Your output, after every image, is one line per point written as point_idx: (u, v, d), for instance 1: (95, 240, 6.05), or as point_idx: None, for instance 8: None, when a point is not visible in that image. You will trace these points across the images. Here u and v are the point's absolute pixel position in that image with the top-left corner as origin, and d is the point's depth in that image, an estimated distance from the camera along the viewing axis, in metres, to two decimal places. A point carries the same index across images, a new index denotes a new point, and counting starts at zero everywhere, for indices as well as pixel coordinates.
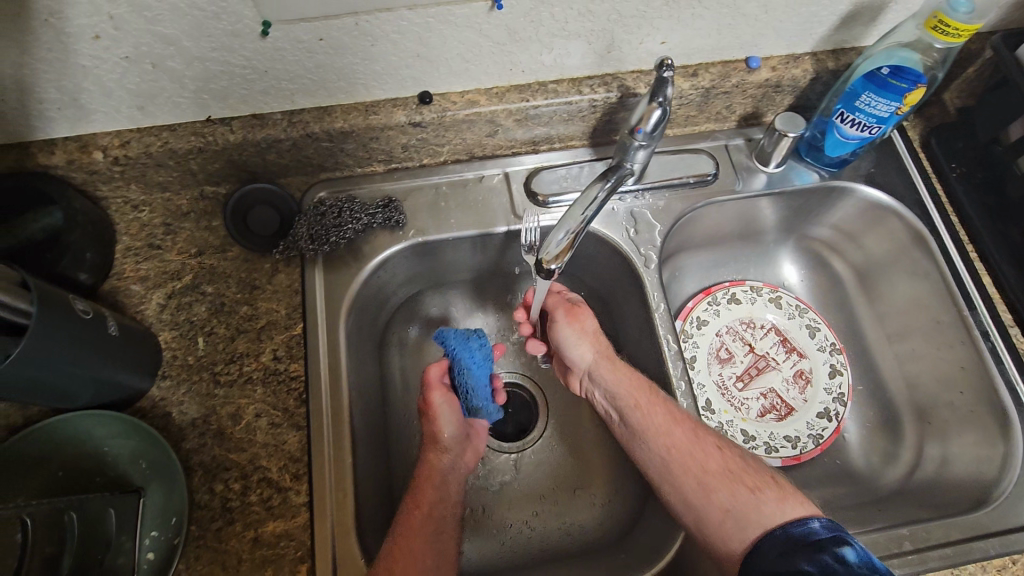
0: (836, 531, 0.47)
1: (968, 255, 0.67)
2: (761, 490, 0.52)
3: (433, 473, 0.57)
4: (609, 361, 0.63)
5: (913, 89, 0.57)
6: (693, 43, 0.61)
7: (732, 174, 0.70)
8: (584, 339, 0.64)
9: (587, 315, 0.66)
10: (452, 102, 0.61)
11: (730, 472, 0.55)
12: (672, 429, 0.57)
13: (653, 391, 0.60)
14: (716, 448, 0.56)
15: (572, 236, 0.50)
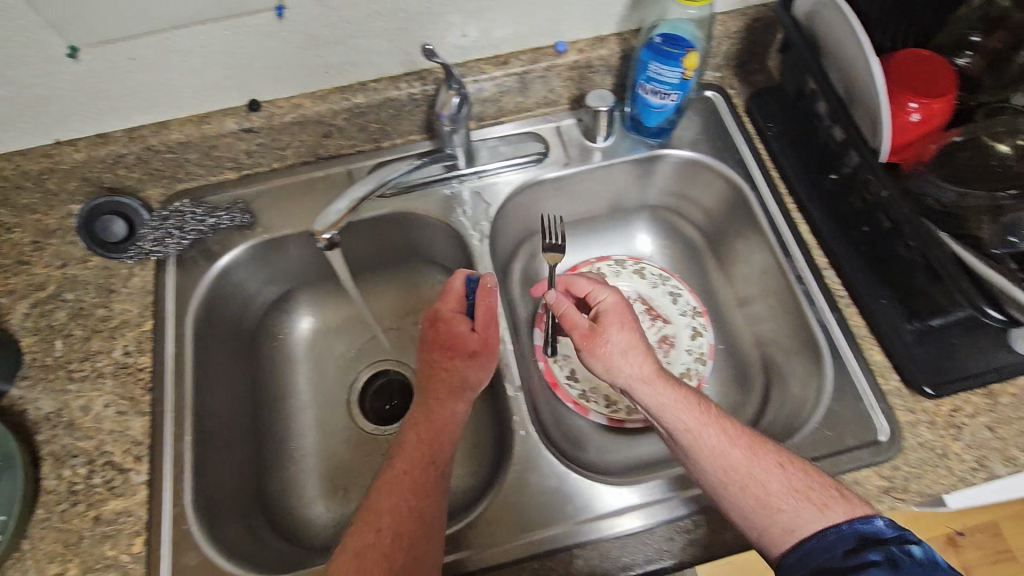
0: (902, 529, 0.46)
1: (785, 207, 0.70)
2: (829, 508, 0.49)
3: (442, 379, 0.60)
4: (649, 382, 0.58)
5: (686, 53, 0.62)
6: (494, 33, 0.66)
7: (562, 151, 0.75)
8: (629, 359, 0.59)
9: (625, 329, 0.60)
10: (279, 107, 0.67)
11: (790, 491, 0.51)
12: (727, 451, 0.53)
13: (704, 406, 0.56)
14: (779, 466, 0.52)
15: (350, 205, 0.58)
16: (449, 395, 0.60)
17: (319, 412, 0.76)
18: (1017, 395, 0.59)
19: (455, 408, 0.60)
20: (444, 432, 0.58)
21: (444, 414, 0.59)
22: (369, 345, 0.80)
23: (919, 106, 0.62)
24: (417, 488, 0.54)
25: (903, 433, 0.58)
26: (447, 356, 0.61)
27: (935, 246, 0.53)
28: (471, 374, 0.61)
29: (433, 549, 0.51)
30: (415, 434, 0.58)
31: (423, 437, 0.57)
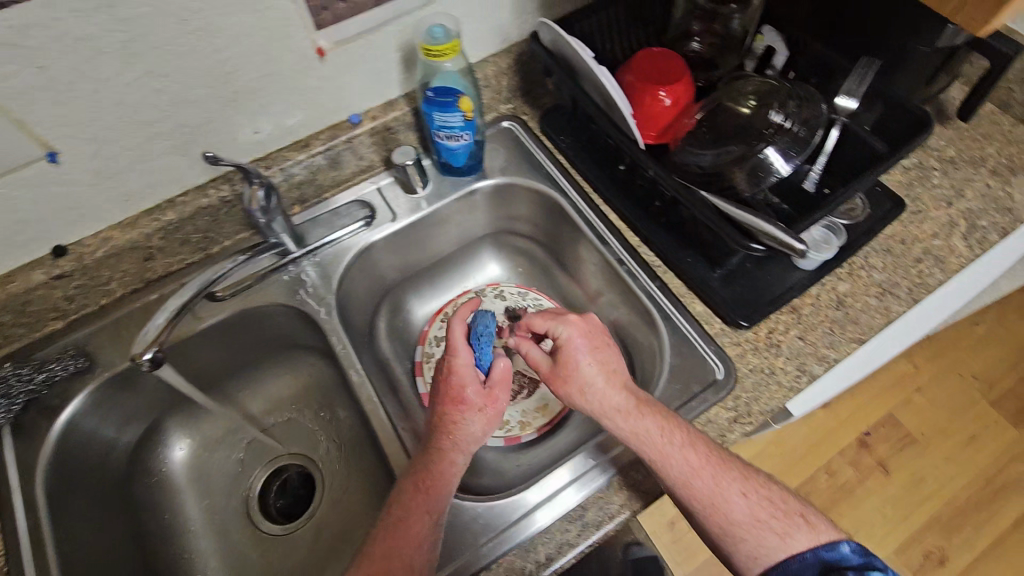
0: (866, 554, 0.53)
1: (593, 203, 0.78)
2: (791, 536, 0.55)
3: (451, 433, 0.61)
4: (624, 416, 0.59)
5: (458, 98, 0.69)
6: (285, 123, 0.70)
7: (386, 209, 0.80)
8: (599, 394, 0.61)
9: (590, 355, 0.63)
10: (87, 246, 0.66)
11: (756, 521, 0.56)
12: (693, 480, 0.56)
13: (671, 434, 0.58)
14: (741, 495, 0.57)
15: (168, 318, 0.60)
16: (460, 451, 0.60)
17: (217, 531, 0.74)
18: (814, 303, 0.71)
19: (458, 460, 0.60)
20: (445, 488, 0.58)
21: (445, 467, 0.59)
22: (252, 447, 0.80)
23: (667, 92, 0.73)
24: (419, 539, 0.55)
25: (734, 364, 0.67)
26: (450, 405, 0.62)
27: (698, 206, 0.63)
28: (476, 427, 0.61)
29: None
30: (421, 481, 0.58)
31: (415, 495, 0.57)
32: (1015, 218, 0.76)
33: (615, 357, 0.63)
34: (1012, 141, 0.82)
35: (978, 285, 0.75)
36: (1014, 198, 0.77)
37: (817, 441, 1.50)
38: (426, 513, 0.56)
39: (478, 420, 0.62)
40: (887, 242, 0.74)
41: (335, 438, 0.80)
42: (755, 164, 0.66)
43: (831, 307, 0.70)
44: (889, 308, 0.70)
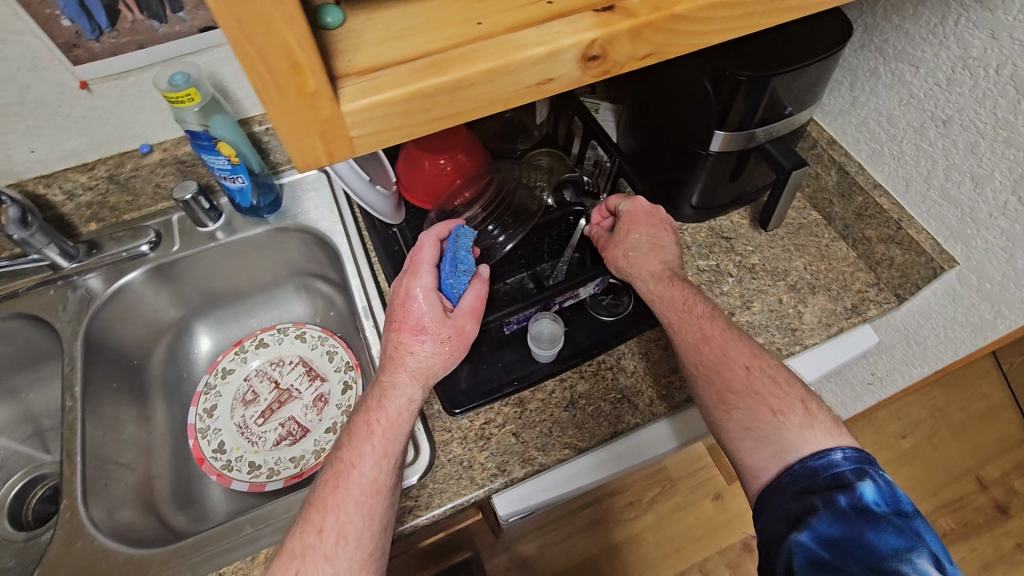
0: (861, 464, 0.49)
1: (370, 262, 0.80)
2: (785, 415, 0.54)
3: (400, 362, 0.57)
4: (667, 280, 0.63)
5: (214, 143, 0.70)
6: (64, 145, 0.73)
7: (175, 238, 0.82)
8: (641, 258, 0.64)
9: (642, 228, 0.65)
10: None
11: (753, 391, 0.57)
12: (702, 346, 0.59)
13: (692, 304, 0.62)
14: (745, 368, 0.58)
15: None
16: (407, 378, 0.57)
17: None
18: (544, 399, 0.67)
19: (411, 393, 0.57)
20: (405, 420, 0.56)
21: (398, 403, 0.56)
22: (19, 449, 0.83)
23: (447, 159, 0.74)
24: (370, 484, 0.52)
25: (436, 450, 0.64)
26: (403, 332, 0.58)
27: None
28: (427, 354, 0.57)
29: (356, 552, 0.49)
30: (366, 414, 0.56)
31: (370, 416, 0.56)
32: (796, 339, 0.71)
33: (671, 239, 0.66)
34: (826, 257, 0.76)
35: (817, 369, 0.71)
36: (804, 318, 0.72)
37: (699, 534, 1.42)
38: (380, 455, 0.54)
39: (434, 352, 0.57)
40: (647, 346, 0.71)
41: None
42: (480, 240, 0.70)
43: (560, 406, 0.66)
44: (621, 417, 0.66)
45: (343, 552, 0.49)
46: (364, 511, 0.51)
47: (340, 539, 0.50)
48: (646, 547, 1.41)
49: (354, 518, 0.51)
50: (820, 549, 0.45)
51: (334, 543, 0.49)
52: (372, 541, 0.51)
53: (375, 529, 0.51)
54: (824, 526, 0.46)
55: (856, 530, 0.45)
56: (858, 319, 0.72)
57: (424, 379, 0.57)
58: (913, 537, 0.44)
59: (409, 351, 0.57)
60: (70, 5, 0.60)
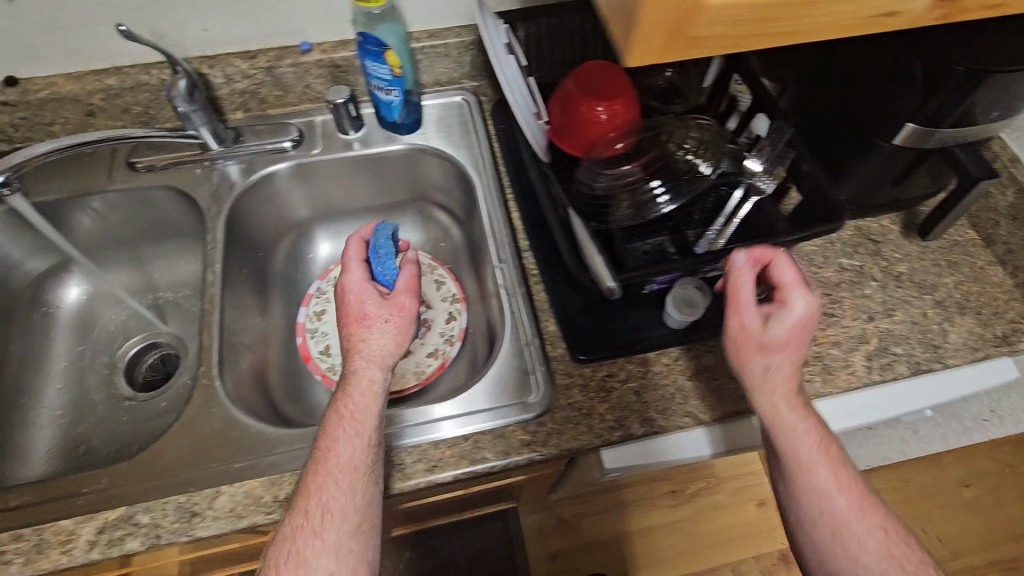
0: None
1: (503, 197, 0.77)
2: (894, 553, 0.50)
3: (356, 350, 0.58)
4: (798, 408, 0.53)
5: (384, 51, 0.69)
6: (234, 29, 0.74)
7: (316, 141, 0.82)
8: (779, 379, 0.53)
9: (783, 330, 0.53)
10: (35, 85, 0.73)
11: (886, 553, 0.50)
12: (833, 497, 0.52)
13: (830, 448, 0.53)
14: (860, 510, 0.51)
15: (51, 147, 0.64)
16: (365, 362, 0.57)
17: (74, 371, 0.81)
18: (669, 364, 0.66)
19: (373, 374, 0.57)
20: (373, 400, 0.56)
21: (361, 385, 0.56)
22: (138, 315, 0.87)
23: (604, 107, 0.70)
24: (346, 461, 0.52)
25: (556, 393, 0.64)
26: (350, 325, 0.60)
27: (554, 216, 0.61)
28: (382, 339, 0.59)
29: (344, 522, 0.50)
30: (336, 408, 0.55)
31: (342, 405, 0.55)
32: (937, 357, 0.67)
33: (789, 365, 0.53)
34: (981, 280, 0.72)
35: (866, 416, 0.66)
36: (948, 338, 0.69)
37: (736, 535, 1.41)
38: (353, 434, 0.53)
39: (384, 331, 0.59)
40: None
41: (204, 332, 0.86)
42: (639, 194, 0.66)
43: (684, 373, 0.66)
44: (745, 398, 0.65)
45: (330, 526, 0.49)
46: (349, 491, 0.51)
47: (326, 516, 0.49)
48: (682, 535, 1.41)
49: (343, 501, 0.50)
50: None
51: (319, 518, 0.49)
52: (355, 513, 0.50)
53: (362, 515, 0.50)
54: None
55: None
56: (1008, 350, 0.68)
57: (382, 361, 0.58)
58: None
59: (359, 340, 0.58)
60: None
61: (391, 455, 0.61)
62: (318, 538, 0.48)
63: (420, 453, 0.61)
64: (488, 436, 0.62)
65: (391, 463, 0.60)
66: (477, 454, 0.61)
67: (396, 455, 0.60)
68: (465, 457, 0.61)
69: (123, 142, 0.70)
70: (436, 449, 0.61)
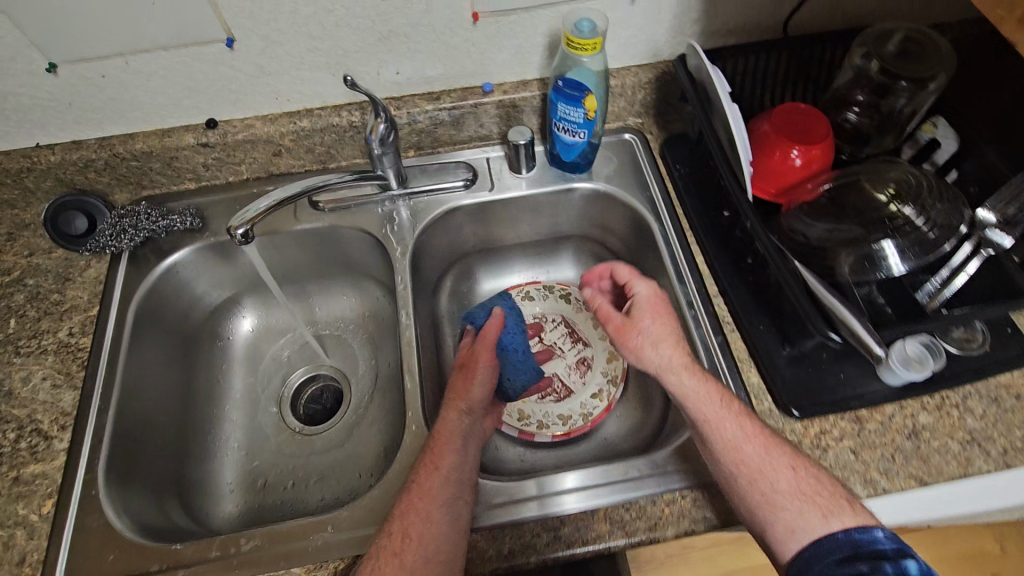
0: (901, 544, 0.48)
1: (685, 240, 0.76)
2: (833, 515, 0.52)
3: (456, 400, 0.67)
4: (690, 370, 0.61)
5: (584, 95, 0.69)
6: (425, 72, 0.75)
7: (489, 180, 0.82)
8: (660, 347, 0.64)
9: (651, 321, 0.66)
10: (232, 126, 0.75)
11: (800, 494, 0.53)
12: (741, 445, 0.56)
13: (727, 401, 0.59)
14: (790, 469, 0.55)
15: (273, 202, 0.63)
16: (456, 411, 0.65)
17: (248, 403, 0.83)
18: (883, 422, 0.63)
19: (459, 420, 0.64)
20: (458, 440, 0.62)
21: (450, 429, 0.63)
22: (303, 348, 0.88)
23: (800, 152, 0.69)
24: (431, 488, 0.57)
25: None
26: (457, 380, 0.70)
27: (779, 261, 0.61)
28: (479, 389, 0.69)
29: (443, 546, 0.54)
30: (429, 448, 0.62)
31: (436, 450, 0.61)
32: None
33: (673, 327, 0.66)
34: None
35: None
36: None
37: None
38: (434, 467, 0.59)
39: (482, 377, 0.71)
40: (996, 391, 0.64)
41: (368, 366, 0.87)
42: (868, 255, 0.62)
43: (901, 433, 0.62)
44: (970, 460, 0.61)
45: (412, 548, 0.54)
46: (431, 519, 0.55)
47: (424, 539, 0.54)
48: None
49: (436, 530, 0.55)
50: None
51: (409, 542, 0.54)
52: (432, 540, 0.54)
53: (451, 544, 0.55)
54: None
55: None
56: None
57: (465, 409, 0.66)
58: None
59: (457, 393, 0.68)
60: None
61: (609, 510, 0.59)
62: (400, 557, 0.53)
63: (638, 511, 0.59)
64: (707, 494, 0.60)
65: (610, 520, 0.59)
66: (696, 514, 0.59)
67: (614, 512, 0.59)
68: (684, 516, 0.59)
69: (320, 188, 0.68)
70: (655, 507, 0.59)
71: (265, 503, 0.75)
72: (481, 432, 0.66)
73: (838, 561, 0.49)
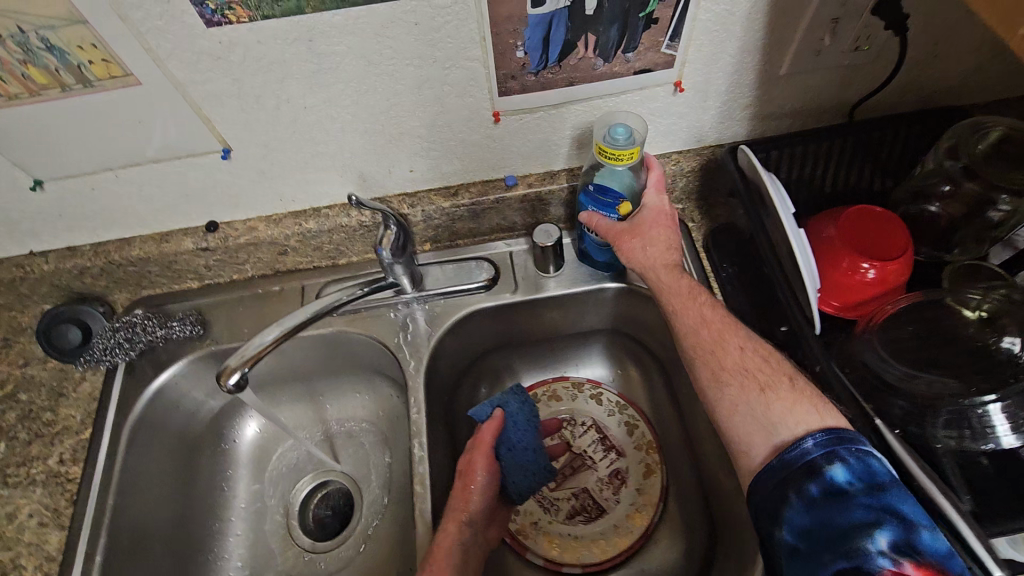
0: (832, 447, 0.46)
1: None
2: (772, 390, 0.51)
3: (455, 513, 0.60)
4: (669, 270, 0.60)
5: (618, 203, 0.63)
6: (441, 169, 0.68)
7: (513, 278, 0.75)
8: (650, 249, 0.61)
9: (655, 232, 0.61)
10: (234, 229, 0.70)
11: (741, 369, 0.54)
12: (699, 330, 0.57)
13: (692, 291, 0.59)
14: (739, 348, 0.55)
15: (280, 333, 0.57)
16: (455, 527, 0.59)
17: (252, 519, 0.76)
18: None
19: (460, 539, 0.59)
20: (455, 563, 0.57)
21: (447, 548, 0.57)
22: (310, 453, 0.81)
23: (874, 266, 0.59)
24: None
25: None
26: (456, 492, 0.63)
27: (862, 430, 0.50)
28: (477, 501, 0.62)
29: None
30: (423, 573, 0.56)
31: (431, 574, 0.55)
32: None
33: (672, 240, 0.62)
34: None
35: None
36: None
37: None
38: None
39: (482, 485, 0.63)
40: None
41: (380, 473, 0.79)
42: (966, 419, 0.51)
43: None
44: None
45: None
46: None
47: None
48: None
49: None
50: (796, 542, 0.44)
51: None
52: None
53: None
54: (797, 517, 0.45)
55: (827, 515, 0.43)
56: None
57: (465, 523, 0.60)
58: (881, 513, 0.42)
59: (456, 506, 0.61)
60: (533, 37, 0.53)
61: None
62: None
63: None
64: None
65: None
66: None
67: None
68: None
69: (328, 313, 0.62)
70: None
71: None
72: (477, 549, 0.61)
73: (774, 486, 0.47)
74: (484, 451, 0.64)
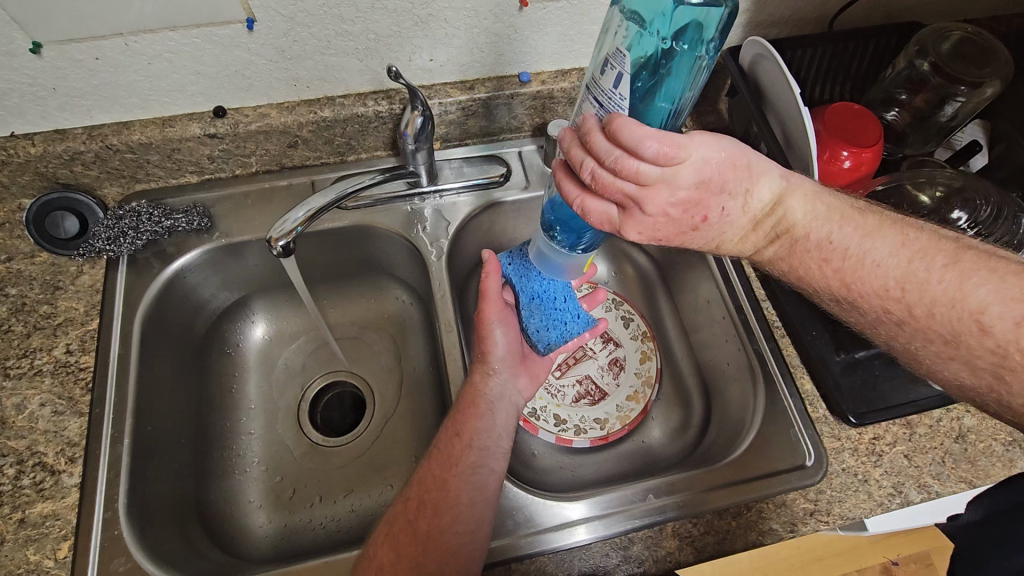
0: None
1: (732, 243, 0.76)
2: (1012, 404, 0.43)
3: (484, 361, 0.64)
4: (796, 252, 0.50)
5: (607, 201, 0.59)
6: (460, 59, 0.69)
7: (524, 177, 0.78)
8: (736, 238, 0.50)
9: (718, 219, 0.47)
10: (244, 116, 0.68)
11: (973, 383, 0.44)
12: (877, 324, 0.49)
13: (843, 275, 0.49)
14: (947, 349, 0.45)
15: (310, 213, 0.58)
16: (482, 373, 0.63)
17: (266, 416, 0.76)
18: (932, 426, 0.64)
19: (490, 384, 0.62)
20: (486, 406, 0.61)
21: (478, 391, 0.62)
22: (319, 353, 0.81)
23: (851, 154, 0.67)
24: (449, 454, 0.58)
25: (828, 457, 0.63)
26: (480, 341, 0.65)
27: None
28: (502, 343, 0.64)
29: (457, 522, 0.54)
30: (454, 415, 0.61)
31: (463, 416, 0.60)
32: None
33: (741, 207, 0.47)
34: None
35: None
36: None
37: None
38: (453, 432, 0.60)
39: (501, 334, 0.64)
40: None
41: (391, 368, 0.81)
42: None
43: (949, 436, 0.64)
44: (1014, 460, 0.63)
45: (445, 518, 0.54)
46: (460, 493, 0.56)
47: (441, 507, 0.55)
48: None
49: (467, 507, 0.55)
50: None
51: (432, 506, 0.56)
52: (460, 511, 0.55)
53: (487, 510, 0.56)
54: None
55: None
56: None
57: (492, 370, 0.63)
58: None
59: (485, 355, 0.64)
60: None
61: (676, 526, 0.60)
62: (415, 526, 0.55)
63: (706, 526, 0.60)
64: (771, 505, 0.60)
65: (678, 536, 0.59)
66: (762, 525, 0.60)
67: (681, 527, 0.59)
68: (751, 527, 0.60)
69: (355, 194, 0.64)
70: (721, 520, 0.60)
71: (293, 530, 0.68)
72: (513, 393, 0.64)
73: None
74: (490, 302, 0.64)
